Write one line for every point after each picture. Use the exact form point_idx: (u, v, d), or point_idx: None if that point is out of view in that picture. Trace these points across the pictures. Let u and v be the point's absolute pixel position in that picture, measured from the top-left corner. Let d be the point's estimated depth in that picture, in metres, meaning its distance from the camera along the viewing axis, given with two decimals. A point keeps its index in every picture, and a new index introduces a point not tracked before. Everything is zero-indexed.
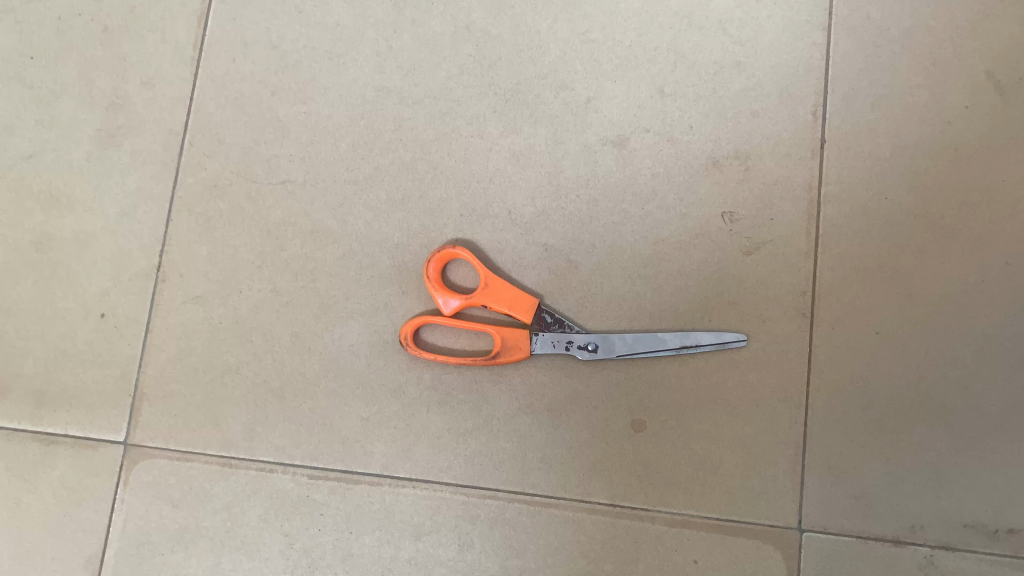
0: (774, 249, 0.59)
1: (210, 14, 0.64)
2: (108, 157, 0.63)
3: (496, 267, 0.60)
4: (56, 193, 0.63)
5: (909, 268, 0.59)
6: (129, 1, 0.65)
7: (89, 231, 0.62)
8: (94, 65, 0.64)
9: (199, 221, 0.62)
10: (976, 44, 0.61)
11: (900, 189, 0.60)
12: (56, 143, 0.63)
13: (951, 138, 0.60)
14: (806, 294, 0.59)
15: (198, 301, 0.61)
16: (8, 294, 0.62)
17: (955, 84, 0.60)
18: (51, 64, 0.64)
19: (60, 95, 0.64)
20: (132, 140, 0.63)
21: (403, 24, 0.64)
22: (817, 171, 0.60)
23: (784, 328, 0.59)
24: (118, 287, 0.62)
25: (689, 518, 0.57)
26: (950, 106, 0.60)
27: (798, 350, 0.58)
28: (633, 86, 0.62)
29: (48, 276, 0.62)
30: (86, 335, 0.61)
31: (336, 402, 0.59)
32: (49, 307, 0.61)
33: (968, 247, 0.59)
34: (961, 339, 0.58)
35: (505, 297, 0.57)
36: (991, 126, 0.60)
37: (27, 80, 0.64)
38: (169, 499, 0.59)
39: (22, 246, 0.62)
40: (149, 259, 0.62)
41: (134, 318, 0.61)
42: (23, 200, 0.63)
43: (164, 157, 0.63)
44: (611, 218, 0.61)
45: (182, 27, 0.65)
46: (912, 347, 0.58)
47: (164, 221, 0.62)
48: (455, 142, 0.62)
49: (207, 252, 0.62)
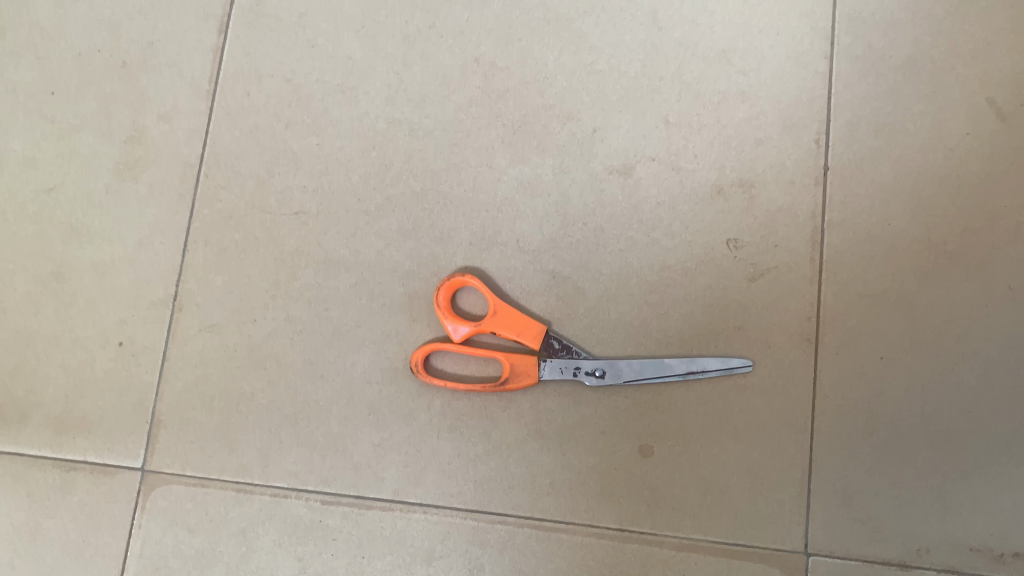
0: (778, 276, 0.60)
1: (225, 49, 0.66)
2: (127, 188, 0.65)
3: (505, 294, 0.61)
4: (76, 224, 0.64)
5: (912, 294, 0.60)
6: (147, 36, 0.67)
7: (107, 262, 0.64)
8: (113, 100, 0.66)
9: (215, 251, 0.63)
10: (977, 72, 0.62)
11: (904, 215, 0.61)
12: (76, 175, 0.65)
13: (954, 165, 0.61)
14: (811, 319, 0.60)
15: (214, 329, 0.62)
16: (29, 322, 0.63)
17: (956, 112, 0.61)
18: (71, 98, 0.66)
19: (80, 128, 0.66)
20: (149, 172, 0.65)
21: (413, 57, 0.65)
22: (820, 199, 0.61)
23: (790, 353, 0.59)
24: (136, 316, 0.63)
25: (696, 543, 0.58)
26: (952, 133, 0.61)
27: (804, 374, 0.59)
28: (638, 116, 0.63)
29: (68, 305, 0.63)
30: (104, 362, 0.62)
31: (348, 428, 0.60)
32: (69, 335, 0.63)
33: (971, 272, 0.59)
34: (966, 363, 0.59)
35: (514, 323, 0.58)
36: (992, 153, 0.61)
37: (47, 114, 0.66)
38: (185, 524, 0.60)
39: (43, 276, 0.64)
40: (166, 288, 0.63)
41: (151, 346, 0.62)
42: (44, 232, 0.64)
43: (181, 189, 0.65)
44: (617, 246, 0.62)
45: (198, 61, 0.66)
46: (916, 371, 0.59)
47: (180, 251, 0.64)
48: (465, 171, 0.63)
49: (223, 281, 0.63)
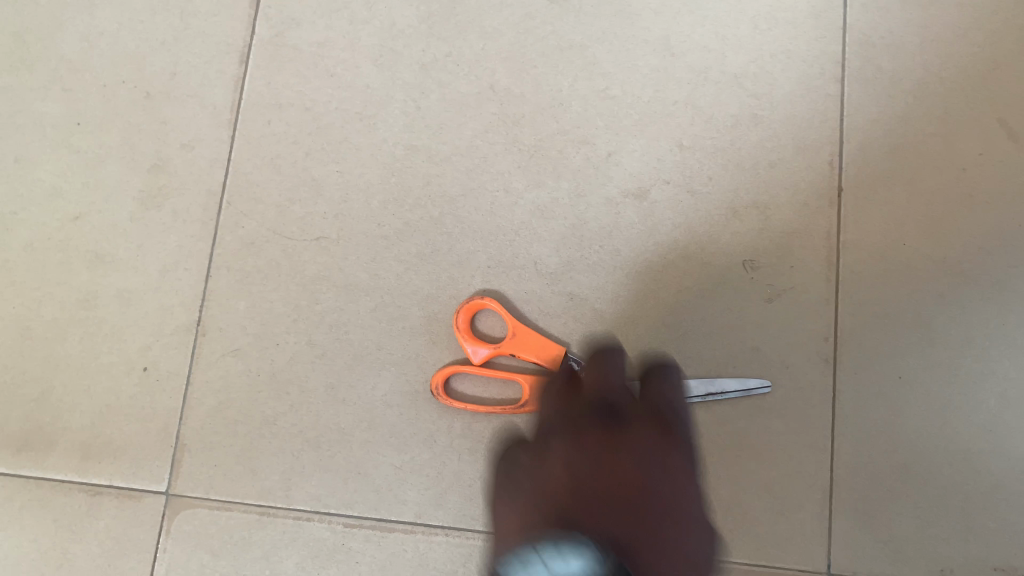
0: (795, 296, 0.61)
1: (246, 79, 0.68)
2: (151, 217, 0.66)
3: (523, 316, 0.62)
4: (101, 252, 0.65)
5: (929, 313, 0.60)
6: (170, 68, 0.68)
7: (132, 289, 0.65)
8: (137, 130, 0.67)
9: (237, 277, 0.64)
10: (987, 93, 0.62)
11: (918, 235, 0.61)
12: (101, 205, 0.66)
13: (967, 185, 0.61)
14: (829, 339, 0.60)
15: (237, 354, 0.63)
16: (56, 350, 0.64)
17: (968, 132, 0.62)
18: (97, 130, 0.67)
19: (105, 159, 0.67)
20: (172, 201, 0.66)
21: (430, 85, 0.67)
22: (835, 220, 0.62)
23: (808, 373, 0.60)
24: (160, 342, 0.64)
25: (719, 563, 0.58)
26: (964, 154, 0.62)
27: (823, 394, 0.59)
28: (652, 140, 0.64)
29: (94, 332, 0.64)
30: (129, 388, 0.63)
31: (370, 451, 0.61)
32: (94, 362, 0.64)
33: (987, 291, 0.60)
34: (984, 381, 0.59)
35: (533, 345, 0.59)
36: (1005, 173, 0.61)
37: (74, 146, 0.67)
38: (209, 548, 0.61)
39: (70, 304, 0.65)
40: (190, 314, 0.64)
41: (175, 372, 0.63)
42: (70, 260, 0.65)
43: (203, 217, 0.66)
44: (634, 268, 0.62)
45: (220, 92, 0.68)
46: (935, 390, 0.59)
47: (203, 277, 0.65)
48: (482, 196, 0.64)
49: (245, 307, 0.64)
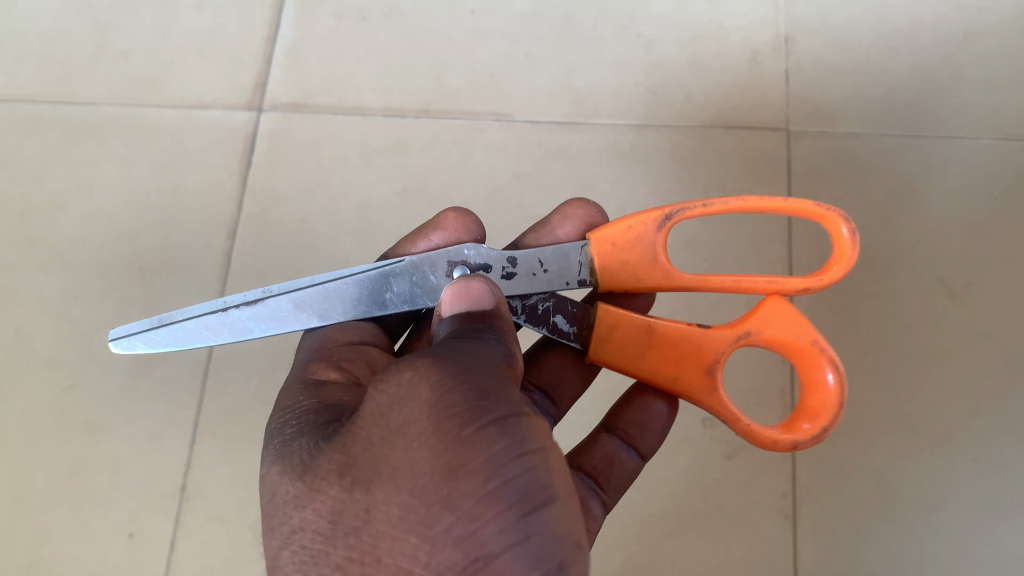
0: (753, 453, 0.64)
1: (233, 254, 0.72)
2: (141, 385, 0.69)
3: (618, 342, 0.47)
4: (93, 421, 0.68)
5: (881, 468, 0.63)
6: (163, 244, 0.73)
7: (121, 456, 0.68)
8: (129, 302, 0.71)
9: (220, 444, 0.67)
10: (928, 255, 0.69)
11: (869, 392, 0.65)
12: (94, 375, 0.69)
13: (911, 341, 0.67)
14: (787, 495, 0.63)
15: (220, 519, 0.66)
16: (45, 518, 0.66)
17: (911, 291, 0.68)
18: (93, 303, 0.72)
19: (99, 330, 0.71)
20: (161, 369, 0.69)
21: None
22: (789, 377, 0.65)
23: (768, 530, 0.63)
24: (148, 508, 0.66)
25: None
26: (910, 311, 0.67)
27: (785, 550, 0.62)
28: None
29: (83, 500, 0.67)
30: (116, 555, 0.65)
31: None
32: (83, 529, 0.66)
33: (936, 443, 0.64)
34: (937, 535, 0.62)
35: (669, 353, 0.46)
36: (947, 328, 0.67)
37: (70, 318, 0.71)
38: None
39: (60, 472, 0.67)
40: (175, 481, 0.67)
41: (160, 538, 0.65)
42: (63, 429, 0.68)
43: (190, 385, 0.69)
44: (608, 386, 0.68)
45: (209, 265, 0.72)
46: (893, 543, 0.62)
47: (188, 445, 0.67)
48: None
49: (228, 472, 0.67)
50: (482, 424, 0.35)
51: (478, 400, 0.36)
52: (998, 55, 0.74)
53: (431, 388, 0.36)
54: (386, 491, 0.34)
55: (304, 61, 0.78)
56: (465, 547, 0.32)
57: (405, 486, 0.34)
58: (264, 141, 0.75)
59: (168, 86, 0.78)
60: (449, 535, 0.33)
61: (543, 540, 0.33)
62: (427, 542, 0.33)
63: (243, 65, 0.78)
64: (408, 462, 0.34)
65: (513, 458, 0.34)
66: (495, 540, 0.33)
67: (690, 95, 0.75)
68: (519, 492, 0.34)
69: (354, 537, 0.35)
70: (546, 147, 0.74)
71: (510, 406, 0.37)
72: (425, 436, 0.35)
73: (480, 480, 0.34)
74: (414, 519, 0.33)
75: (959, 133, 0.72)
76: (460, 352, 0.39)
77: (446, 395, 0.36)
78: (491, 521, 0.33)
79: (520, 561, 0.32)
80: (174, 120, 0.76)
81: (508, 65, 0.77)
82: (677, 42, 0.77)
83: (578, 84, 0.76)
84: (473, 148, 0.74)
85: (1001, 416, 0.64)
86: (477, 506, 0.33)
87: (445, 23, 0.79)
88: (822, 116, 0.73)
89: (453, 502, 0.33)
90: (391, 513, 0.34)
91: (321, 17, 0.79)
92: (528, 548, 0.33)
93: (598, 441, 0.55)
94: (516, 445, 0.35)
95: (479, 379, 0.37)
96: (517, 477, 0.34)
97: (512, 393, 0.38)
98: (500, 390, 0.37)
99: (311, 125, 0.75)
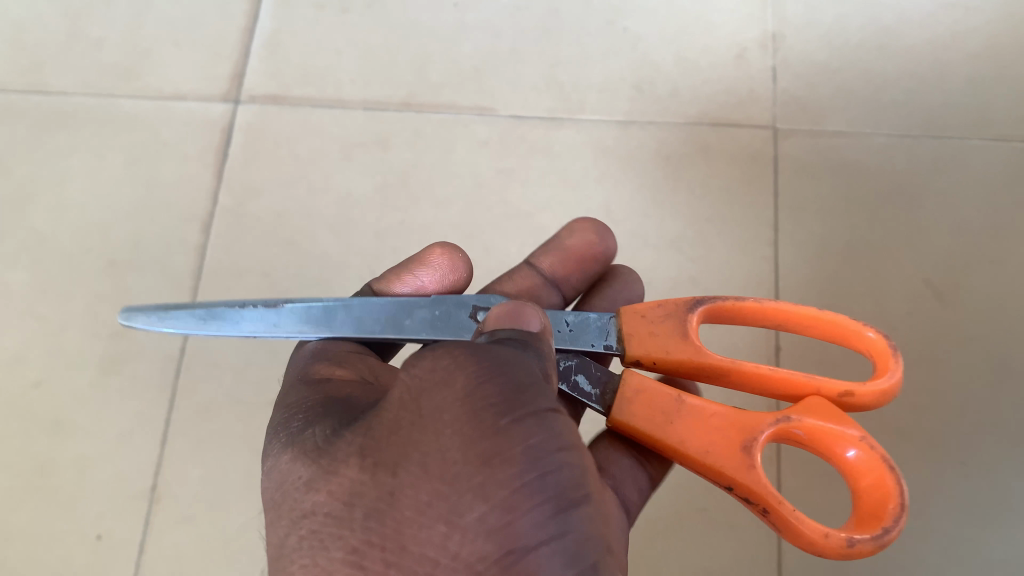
0: None
1: (208, 248, 0.70)
2: (110, 383, 0.67)
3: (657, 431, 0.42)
4: (60, 420, 0.66)
5: None
6: (135, 237, 0.71)
7: (89, 456, 0.65)
8: (100, 296, 0.69)
9: (192, 443, 0.65)
10: (915, 256, 0.68)
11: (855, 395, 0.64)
12: (60, 371, 0.67)
13: (898, 341, 0.66)
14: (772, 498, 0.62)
15: (189, 522, 0.64)
16: (9, 519, 0.64)
17: (899, 292, 0.67)
18: (62, 297, 0.69)
19: (68, 325, 0.69)
20: (132, 367, 0.67)
21: (385, 251, 0.70)
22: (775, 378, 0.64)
23: (752, 534, 0.62)
24: (115, 510, 0.64)
25: None
26: (897, 312, 0.67)
27: (770, 555, 0.61)
28: None
29: (48, 501, 0.64)
30: (82, 558, 0.63)
31: None
32: (49, 531, 0.64)
33: (922, 447, 0.63)
34: (926, 539, 0.61)
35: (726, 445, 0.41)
36: (934, 329, 0.66)
37: (38, 312, 0.69)
38: None
39: (25, 471, 0.65)
40: (144, 481, 0.65)
41: (127, 540, 0.63)
42: (29, 428, 0.66)
43: (162, 384, 0.67)
44: None
45: (182, 259, 0.70)
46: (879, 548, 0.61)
47: (159, 444, 0.65)
48: None
49: (199, 473, 0.65)
50: (517, 417, 0.34)
51: (516, 391, 0.35)
52: (986, 54, 0.73)
53: (470, 375, 0.35)
54: (415, 476, 0.32)
55: (282, 52, 0.76)
56: (498, 538, 0.31)
57: (434, 471, 0.32)
58: (241, 134, 0.73)
59: (144, 76, 0.76)
60: (481, 524, 0.31)
61: (580, 539, 0.32)
62: (457, 531, 0.31)
63: (221, 56, 0.76)
64: (439, 449, 0.33)
65: (552, 453, 0.33)
66: (531, 533, 0.31)
67: (677, 92, 0.74)
68: (556, 487, 0.32)
69: (376, 518, 0.33)
70: (530, 143, 0.72)
71: (548, 401, 0.35)
72: (459, 424, 0.33)
73: (516, 470, 0.32)
74: (443, 507, 0.32)
75: (947, 132, 0.72)
76: (500, 347, 0.37)
77: (481, 386, 0.35)
78: (529, 513, 0.31)
79: (557, 558, 0.31)
80: (150, 111, 0.74)
81: (493, 58, 0.76)
82: (663, 37, 0.76)
83: (563, 79, 0.74)
84: (456, 143, 0.73)
85: (988, 421, 0.63)
86: (512, 496, 0.31)
87: (429, 15, 0.77)
88: (810, 114, 0.72)
89: (489, 492, 0.32)
90: (417, 497, 0.32)
91: (300, 7, 0.78)
92: (564, 545, 0.31)
93: None
94: (555, 442, 0.34)
95: (517, 372, 0.36)
96: (556, 472, 0.32)
97: (548, 390, 0.36)
98: (537, 385, 0.36)
99: (290, 118, 0.74)
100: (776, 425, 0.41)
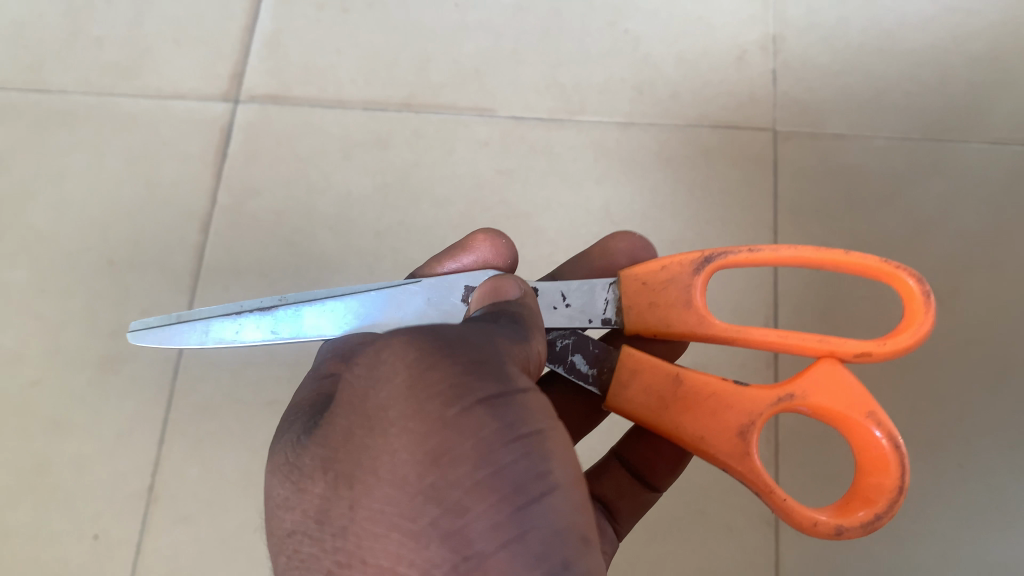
0: None
1: (207, 248, 0.70)
2: (108, 381, 0.67)
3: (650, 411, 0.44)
4: (57, 418, 0.66)
5: None
6: (134, 236, 0.71)
7: (87, 454, 0.65)
8: (99, 295, 0.69)
9: (189, 442, 0.65)
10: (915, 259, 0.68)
11: None
12: (58, 370, 0.67)
13: None
14: None
15: (187, 521, 0.64)
16: (7, 518, 0.64)
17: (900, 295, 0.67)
18: (61, 295, 0.69)
19: (66, 324, 0.69)
20: (130, 366, 0.67)
21: (384, 251, 0.70)
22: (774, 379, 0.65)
23: (751, 537, 0.61)
24: (113, 509, 0.64)
25: None
26: None
27: (767, 558, 0.61)
28: None
29: (45, 500, 0.64)
30: (79, 556, 0.63)
31: None
32: (46, 529, 0.64)
33: (921, 451, 0.63)
34: (924, 543, 0.61)
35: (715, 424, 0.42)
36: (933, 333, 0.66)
37: (36, 310, 0.69)
38: None
39: (23, 470, 0.65)
40: (141, 480, 0.65)
41: (125, 539, 0.63)
42: (26, 426, 0.66)
43: (159, 382, 0.67)
44: None
45: (182, 258, 0.70)
46: (876, 553, 0.61)
47: (156, 443, 0.65)
48: None
49: (197, 472, 0.65)
50: (466, 406, 0.33)
51: (463, 376, 0.34)
52: (987, 58, 0.73)
53: (412, 367, 0.34)
54: (369, 484, 0.32)
55: (282, 52, 0.76)
56: (454, 542, 0.30)
57: (388, 478, 0.32)
58: (241, 133, 0.73)
59: (143, 74, 0.75)
60: (437, 529, 0.30)
61: (545, 535, 0.30)
62: (413, 540, 0.31)
63: (221, 55, 0.76)
64: (388, 452, 0.32)
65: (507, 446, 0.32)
66: (487, 538, 0.30)
67: (678, 93, 0.74)
68: (514, 482, 0.31)
69: (340, 537, 0.32)
70: (530, 143, 0.72)
71: (501, 385, 0.34)
72: (405, 421, 0.33)
73: (469, 468, 0.31)
74: (398, 515, 0.31)
75: (947, 135, 0.72)
76: (443, 329, 0.37)
77: (422, 372, 0.34)
78: (483, 515, 0.30)
79: (517, 561, 0.30)
80: (149, 111, 0.74)
81: (494, 59, 0.76)
82: (665, 39, 0.76)
83: (563, 80, 0.74)
84: (456, 143, 0.73)
85: (986, 425, 0.63)
86: (467, 497, 0.31)
87: (430, 15, 0.77)
88: (811, 117, 0.72)
89: (442, 493, 0.31)
90: (372, 507, 0.32)
91: (301, 7, 0.78)
92: (525, 546, 0.30)
93: (611, 469, 0.54)
94: (509, 431, 0.32)
95: (464, 355, 0.35)
96: (511, 465, 0.31)
97: (502, 369, 0.35)
98: (492, 367, 0.35)
99: (291, 117, 0.73)
100: (773, 408, 0.41)
